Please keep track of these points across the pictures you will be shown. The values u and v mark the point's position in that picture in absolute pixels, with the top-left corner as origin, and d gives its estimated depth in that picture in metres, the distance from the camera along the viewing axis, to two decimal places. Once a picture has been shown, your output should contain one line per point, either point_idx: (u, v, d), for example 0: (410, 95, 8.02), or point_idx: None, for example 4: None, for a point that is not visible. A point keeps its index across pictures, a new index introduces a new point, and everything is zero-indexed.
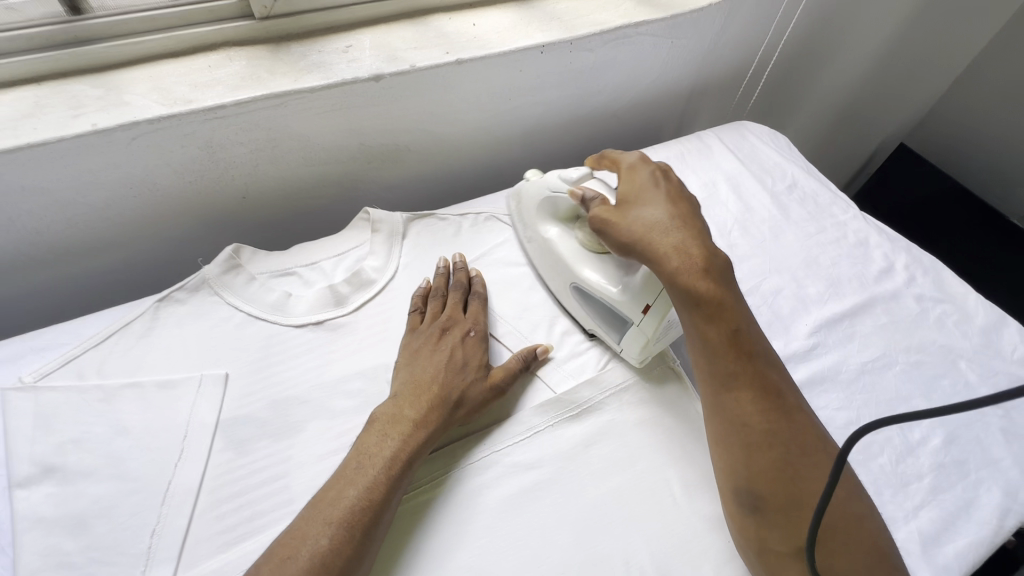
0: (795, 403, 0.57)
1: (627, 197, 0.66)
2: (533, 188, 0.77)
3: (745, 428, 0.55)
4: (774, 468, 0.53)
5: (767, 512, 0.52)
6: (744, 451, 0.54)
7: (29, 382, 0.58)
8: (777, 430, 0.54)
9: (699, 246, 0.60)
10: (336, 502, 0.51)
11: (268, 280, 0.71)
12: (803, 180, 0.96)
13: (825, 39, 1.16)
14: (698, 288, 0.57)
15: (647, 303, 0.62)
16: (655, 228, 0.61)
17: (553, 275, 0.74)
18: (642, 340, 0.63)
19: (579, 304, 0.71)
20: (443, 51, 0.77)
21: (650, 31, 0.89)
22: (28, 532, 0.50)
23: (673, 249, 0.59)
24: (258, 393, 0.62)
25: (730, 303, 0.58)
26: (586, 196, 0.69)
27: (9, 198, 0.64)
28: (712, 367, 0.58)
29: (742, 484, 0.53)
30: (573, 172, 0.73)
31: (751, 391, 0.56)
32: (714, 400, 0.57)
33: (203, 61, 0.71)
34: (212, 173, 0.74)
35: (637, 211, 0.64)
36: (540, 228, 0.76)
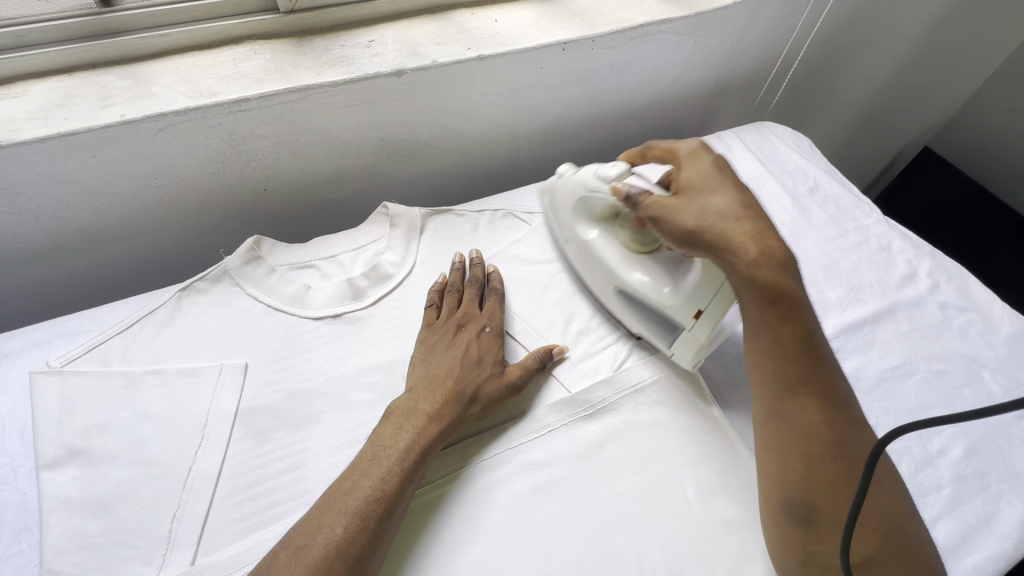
0: (859, 415, 0.56)
1: (690, 185, 0.64)
2: (568, 186, 0.77)
3: (808, 438, 0.54)
4: (836, 480, 0.53)
5: (820, 523, 0.52)
6: (805, 460, 0.54)
7: (56, 366, 0.60)
8: (841, 441, 0.54)
9: (777, 239, 0.59)
10: (351, 493, 0.51)
11: (287, 273, 0.72)
12: (826, 183, 0.95)
13: (852, 38, 1.14)
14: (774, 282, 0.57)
15: (698, 309, 0.63)
16: (728, 217, 0.60)
17: (595, 279, 0.74)
18: (694, 345, 0.64)
19: (626, 307, 0.71)
20: (464, 47, 0.77)
21: (673, 29, 0.89)
22: (55, 513, 0.52)
23: (750, 238, 0.58)
24: (276, 383, 0.63)
25: (805, 303, 0.58)
26: (632, 192, 0.66)
27: (40, 186, 0.65)
28: (780, 369, 0.57)
29: (798, 495, 0.53)
30: (610, 169, 0.70)
31: (819, 400, 0.55)
32: (776, 405, 0.57)
33: (228, 53, 0.72)
34: (234, 165, 0.75)
35: (704, 199, 0.62)
36: (579, 230, 0.76)
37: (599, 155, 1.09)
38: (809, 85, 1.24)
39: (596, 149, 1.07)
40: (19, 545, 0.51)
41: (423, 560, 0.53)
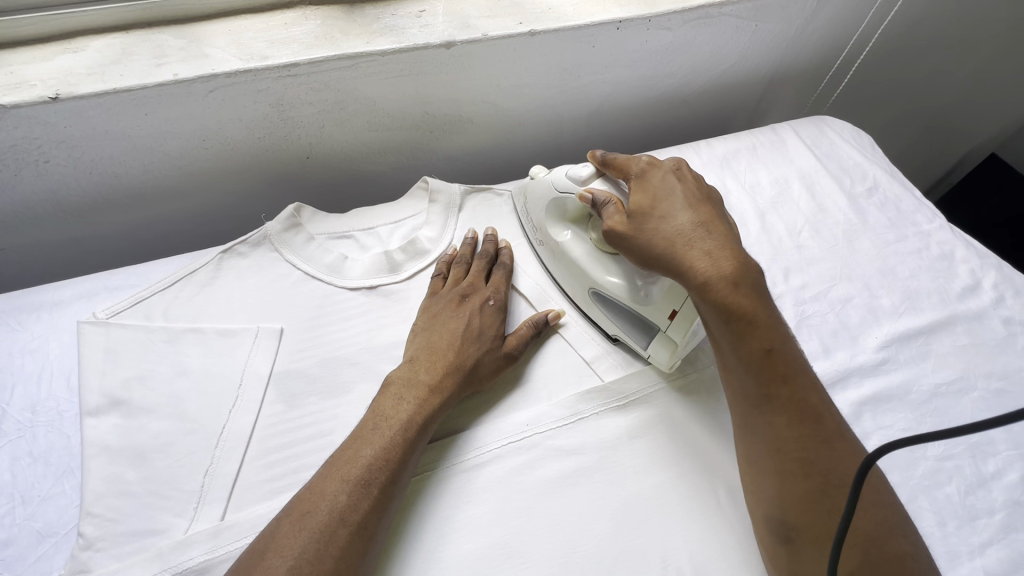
0: (836, 426, 0.53)
1: (642, 206, 0.60)
2: (538, 187, 0.72)
3: (778, 455, 0.52)
4: (809, 498, 0.50)
5: (798, 542, 0.50)
6: (778, 477, 0.51)
7: (102, 318, 0.61)
8: (812, 458, 0.51)
9: (729, 256, 0.54)
10: (353, 461, 0.51)
11: (326, 242, 0.72)
12: (886, 184, 0.89)
13: (925, 31, 1.08)
14: (733, 303, 0.53)
15: (673, 309, 0.60)
16: (680, 240, 0.56)
17: (570, 281, 0.69)
18: (670, 346, 0.61)
19: (601, 309, 0.67)
20: (516, 22, 0.74)
21: (734, 12, 0.84)
22: (96, 458, 0.53)
23: (705, 258, 0.54)
24: (310, 350, 0.63)
25: (765, 320, 0.54)
26: (596, 199, 0.64)
27: (94, 140, 0.66)
28: (744, 388, 0.54)
29: (773, 512, 0.51)
30: (580, 170, 0.67)
31: (785, 416, 0.52)
32: (745, 422, 0.54)
33: (280, 18, 0.71)
34: (279, 131, 0.75)
35: (657, 220, 0.58)
36: (553, 232, 0.71)
37: (644, 142, 1.05)
38: (874, 80, 1.17)
39: (642, 136, 1.03)
40: (62, 486, 0.53)
41: (445, 535, 0.53)
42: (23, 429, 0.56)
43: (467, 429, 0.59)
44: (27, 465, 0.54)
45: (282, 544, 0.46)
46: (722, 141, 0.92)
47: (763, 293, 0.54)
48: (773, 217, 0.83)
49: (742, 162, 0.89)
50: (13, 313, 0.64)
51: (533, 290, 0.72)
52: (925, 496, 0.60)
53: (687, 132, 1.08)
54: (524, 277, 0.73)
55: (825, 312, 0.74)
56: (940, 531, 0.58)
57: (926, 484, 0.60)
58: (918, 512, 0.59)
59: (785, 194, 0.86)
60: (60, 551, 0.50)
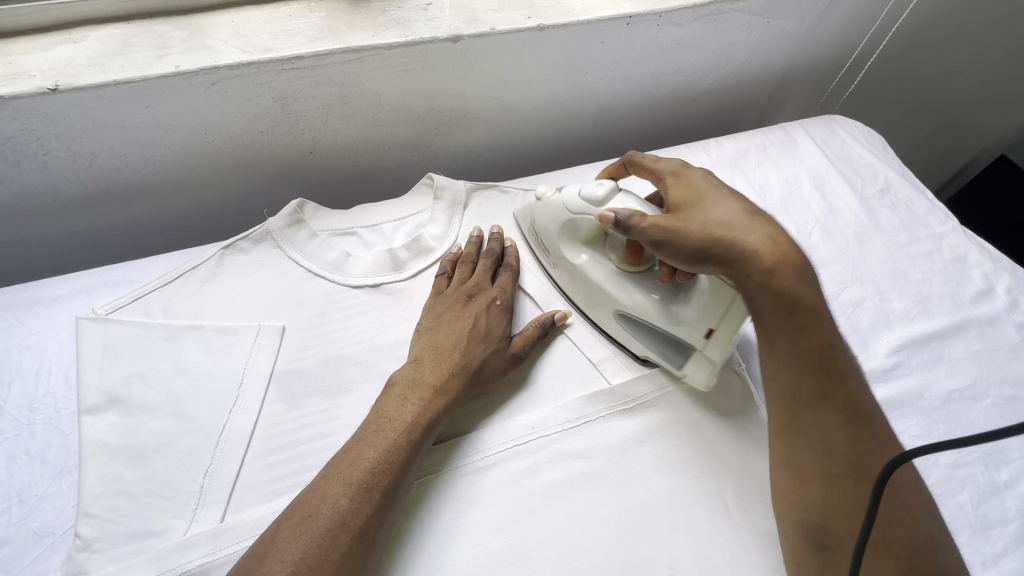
0: (888, 432, 0.52)
1: (688, 201, 0.58)
2: (548, 208, 0.69)
3: (827, 455, 0.50)
4: (857, 504, 0.49)
5: (835, 548, 0.49)
6: (823, 480, 0.50)
7: (101, 314, 0.60)
8: (863, 462, 0.50)
9: (790, 243, 0.54)
10: (355, 464, 0.50)
11: (329, 239, 0.71)
12: (898, 185, 0.88)
13: (939, 30, 1.06)
14: (792, 293, 0.52)
15: (709, 327, 0.58)
16: (736, 228, 0.54)
17: (591, 303, 0.67)
18: (707, 364, 0.60)
19: (628, 331, 0.64)
20: (524, 16, 0.73)
21: (746, 8, 0.83)
22: (93, 458, 0.52)
23: (766, 246, 0.53)
24: (312, 349, 0.62)
25: (823, 315, 0.53)
26: (620, 217, 0.59)
27: (96, 133, 0.65)
28: (797, 385, 0.52)
29: (812, 516, 0.50)
30: (594, 190, 0.62)
31: (839, 417, 0.51)
32: (792, 423, 0.52)
33: (284, 10, 0.70)
34: (283, 125, 0.74)
35: (708, 211, 0.56)
36: (568, 254, 0.68)
37: (652, 140, 1.04)
38: (886, 79, 1.15)
39: (649, 134, 1.02)
40: (59, 485, 0.52)
41: (449, 539, 0.52)
42: (20, 427, 0.55)
43: (472, 431, 0.58)
44: (24, 463, 0.53)
45: (282, 549, 0.45)
46: (731, 139, 0.91)
47: (819, 289, 0.54)
48: (783, 217, 0.82)
49: (752, 161, 0.88)
50: (11, 308, 0.63)
51: (539, 290, 0.71)
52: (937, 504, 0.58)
53: (695, 130, 1.07)
54: (529, 277, 0.72)
55: (836, 315, 0.72)
56: (952, 540, 0.57)
57: (938, 492, 0.59)
58: None
59: (796, 194, 0.85)
60: (58, 551, 0.49)
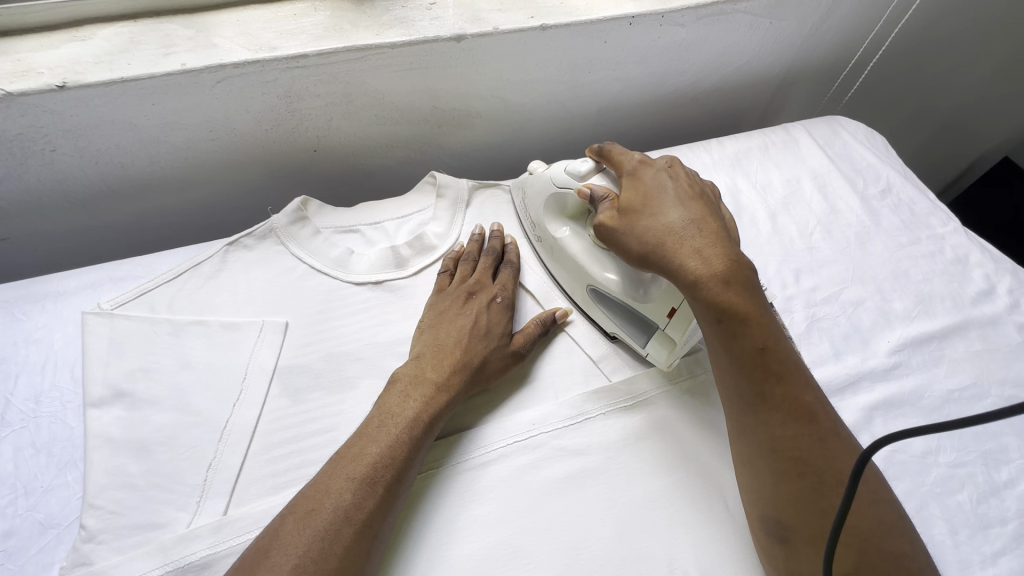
0: (830, 424, 0.51)
1: (634, 204, 0.59)
2: (537, 182, 0.71)
3: (771, 454, 0.51)
4: (803, 497, 0.49)
5: (793, 540, 0.49)
6: (772, 477, 0.50)
7: (107, 309, 0.61)
8: (804, 457, 0.50)
9: (722, 253, 0.53)
10: (358, 459, 0.50)
11: (332, 236, 0.72)
12: (900, 185, 0.88)
13: (941, 31, 1.06)
14: (722, 301, 0.52)
15: (672, 306, 0.60)
16: (671, 236, 0.55)
17: (568, 277, 0.68)
18: (668, 345, 0.61)
19: (600, 308, 0.66)
20: (527, 16, 0.73)
21: (749, 9, 0.83)
22: (99, 450, 0.53)
23: (694, 255, 0.54)
24: (315, 344, 0.63)
25: (759, 317, 0.52)
26: (595, 195, 0.63)
27: (102, 130, 0.66)
28: (736, 387, 0.53)
29: (768, 510, 0.50)
30: (579, 166, 0.66)
31: (779, 414, 0.51)
32: (739, 423, 0.53)
33: (290, 8, 0.70)
34: (287, 123, 0.74)
35: (649, 217, 0.57)
36: (551, 228, 0.70)
37: (654, 140, 1.04)
38: (888, 80, 1.15)
39: (652, 134, 1.02)
40: (64, 477, 0.53)
41: (450, 534, 0.53)
42: (27, 419, 0.56)
43: (474, 427, 0.59)
44: (30, 456, 0.54)
45: (286, 543, 0.45)
46: (733, 139, 0.91)
47: (756, 293, 0.53)
48: (784, 217, 0.82)
49: (754, 161, 0.88)
50: (18, 303, 0.63)
51: (540, 288, 0.71)
52: (936, 503, 0.59)
53: (698, 130, 1.07)
54: (531, 275, 0.72)
55: (836, 314, 0.73)
56: (951, 539, 0.57)
57: (937, 491, 0.59)
58: (928, 519, 0.58)
59: (797, 194, 0.85)
60: (63, 542, 0.50)
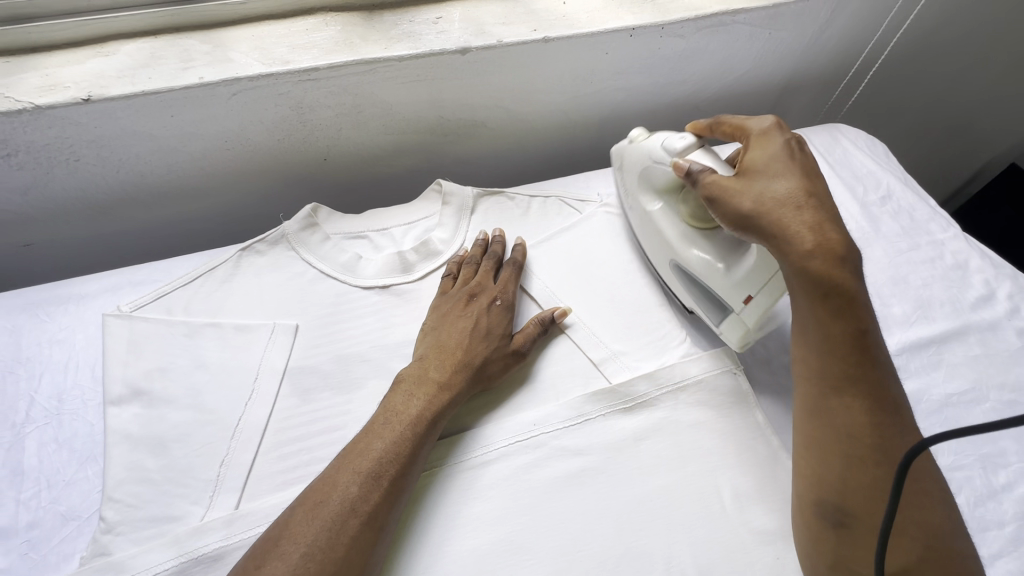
0: (910, 420, 0.53)
1: (754, 166, 0.58)
2: (637, 154, 0.75)
3: (850, 438, 0.52)
4: (874, 484, 0.50)
5: (852, 527, 0.50)
6: (844, 461, 0.51)
7: (126, 311, 0.64)
8: (885, 446, 0.51)
9: (838, 231, 0.53)
10: (364, 454, 0.52)
11: (341, 242, 0.74)
12: (900, 192, 0.88)
13: (941, 41, 1.07)
14: (830, 276, 0.52)
15: (749, 292, 0.61)
16: (788, 203, 0.54)
17: (654, 251, 0.73)
18: (741, 327, 0.62)
19: (680, 282, 0.69)
20: (530, 28, 0.76)
21: (748, 20, 0.85)
22: (118, 446, 0.56)
23: (806, 227, 0.53)
24: (324, 346, 0.65)
25: (861, 301, 0.53)
26: (692, 169, 0.63)
27: (122, 140, 0.69)
28: (827, 365, 0.54)
29: (831, 496, 0.51)
30: (675, 143, 0.69)
31: (866, 401, 0.52)
32: (821, 404, 0.54)
33: (302, 24, 0.73)
34: (299, 133, 0.77)
35: (767, 180, 0.56)
36: (643, 202, 0.74)
37: None
38: (890, 88, 1.16)
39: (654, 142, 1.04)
40: (85, 471, 0.55)
41: (452, 530, 0.54)
42: (50, 416, 0.59)
43: (475, 427, 0.61)
44: (53, 451, 0.56)
45: (295, 533, 0.47)
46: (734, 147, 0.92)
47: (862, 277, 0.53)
48: None
49: None
50: (42, 305, 0.66)
51: (543, 293, 0.72)
52: None
53: None
54: (534, 278, 0.74)
55: None
56: None
57: None
58: None
59: None
60: (83, 534, 0.52)
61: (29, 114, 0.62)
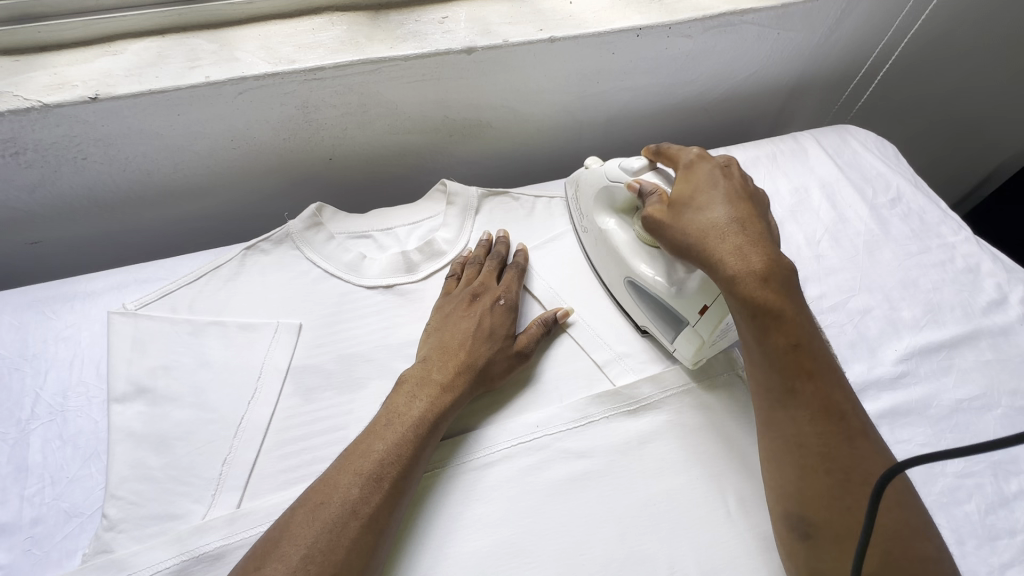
0: (859, 427, 0.52)
1: (682, 197, 0.60)
2: (591, 176, 0.73)
3: (800, 449, 0.52)
4: (830, 492, 0.50)
5: (818, 537, 0.49)
6: (797, 472, 0.51)
7: (131, 309, 0.64)
8: (835, 454, 0.51)
9: (762, 252, 0.54)
10: (366, 456, 0.52)
11: (345, 241, 0.74)
12: (910, 194, 0.87)
13: (953, 41, 1.05)
14: (754, 298, 0.52)
15: (704, 304, 0.59)
16: (713, 232, 0.56)
17: (608, 269, 0.71)
18: (697, 341, 0.61)
19: (635, 299, 0.68)
20: (536, 28, 0.75)
21: (756, 20, 0.84)
22: (122, 443, 0.56)
23: (730, 253, 0.54)
24: (327, 345, 0.65)
25: (791, 316, 0.53)
26: (643, 189, 0.64)
27: (129, 138, 0.69)
28: (767, 380, 0.54)
29: (793, 507, 0.51)
30: (633, 161, 0.68)
31: (809, 410, 0.52)
32: (769, 416, 0.54)
33: (308, 23, 0.73)
34: (304, 132, 0.77)
35: (694, 211, 0.58)
36: (597, 219, 0.72)
37: None
38: (901, 90, 1.14)
39: (660, 143, 1.03)
40: (88, 468, 0.56)
41: (453, 532, 0.54)
42: (54, 413, 0.59)
43: (478, 428, 0.60)
44: (57, 447, 0.57)
45: (296, 534, 0.47)
46: (742, 148, 0.92)
47: (793, 294, 0.54)
48: (792, 226, 0.83)
49: (762, 170, 0.89)
50: (48, 302, 0.67)
51: (547, 294, 0.72)
52: (943, 513, 0.58)
53: (707, 139, 1.08)
54: (538, 279, 0.74)
55: (843, 323, 0.73)
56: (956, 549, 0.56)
57: (944, 501, 0.59)
58: None
59: (805, 202, 0.85)
60: (86, 530, 0.52)
61: (38, 113, 0.63)
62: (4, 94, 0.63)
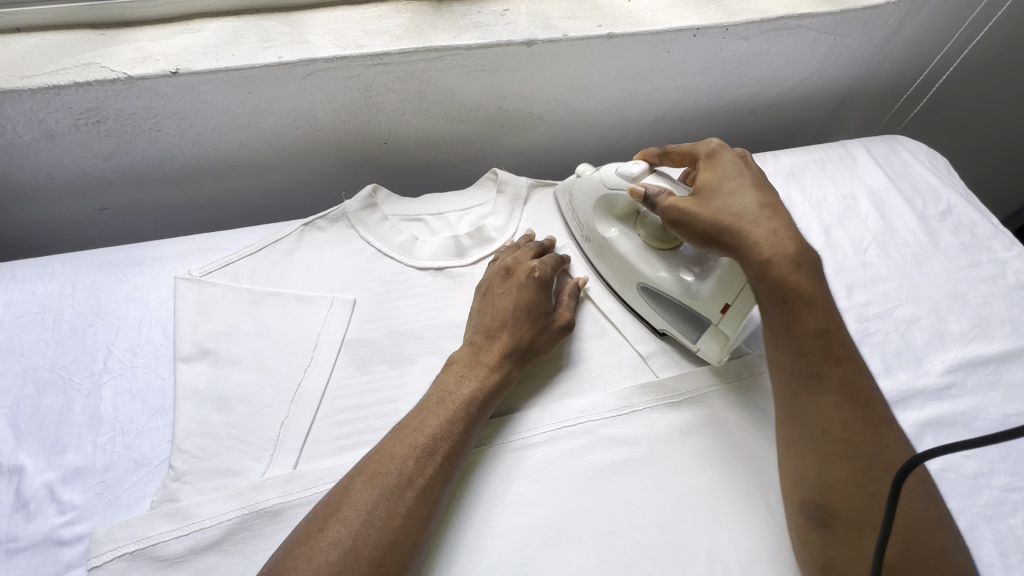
0: (882, 413, 0.52)
1: (709, 184, 0.60)
2: (587, 184, 0.73)
3: (823, 434, 0.51)
4: (853, 481, 0.49)
5: (836, 526, 0.49)
6: (820, 458, 0.51)
7: (196, 276, 0.67)
8: (857, 441, 0.50)
9: (795, 240, 0.55)
10: (419, 430, 0.54)
11: (398, 223, 0.76)
12: (961, 208, 0.86)
13: (1012, 57, 1.03)
14: (788, 282, 0.54)
15: (725, 302, 0.60)
16: (747, 216, 0.56)
17: (618, 277, 0.70)
18: (721, 340, 0.62)
19: (648, 304, 0.67)
20: (596, 24, 0.76)
21: (813, 25, 0.84)
22: (186, 401, 0.59)
23: (766, 239, 0.55)
24: (379, 321, 0.67)
25: (820, 301, 0.54)
26: (649, 193, 0.63)
27: (202, 114, 0.73)
28: (792, 366, 0.54)
29: (813, 495, 0.50)
30: (630, 168, 0.67)
31: (835, 396, 0.52)
32: (791, 403, 0.54)
33: (375, 10, 0.76)
34: (364, 115, 0.79)
35: (724, 197, 0.58)
36: (600, 228, 0.72)
37: None
38: (954, 105, 1.12)
39: None
40: (155, 421, 0.59)
41: (498, 507, 0.55)
42: (125, 368, 0.62)
43: (524, 410, 0.62)
44: (127, 400, 0.60)
45: (356, 500, 0.49)
46: (789, 153, 0.92)
47: (824, 281, 0.55)
48: (839, 233, 0.83)
49: (810, 177, 0.88)
50: (118, 265, 0.70)
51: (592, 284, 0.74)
52: (987, 525, 0.58)
53: (752, 142, 1.08)
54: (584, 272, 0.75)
55: (889, 331, 0.72)
56: (1001, 562, 0.56)
57: (988, 513, 0.59)
58: (977, 540, 0.57)
59: (852, 211, 0.85)
60: (153, 480, 0.55)
61: (122, 84, 0.66)
62: (92, 65, 0.66)
